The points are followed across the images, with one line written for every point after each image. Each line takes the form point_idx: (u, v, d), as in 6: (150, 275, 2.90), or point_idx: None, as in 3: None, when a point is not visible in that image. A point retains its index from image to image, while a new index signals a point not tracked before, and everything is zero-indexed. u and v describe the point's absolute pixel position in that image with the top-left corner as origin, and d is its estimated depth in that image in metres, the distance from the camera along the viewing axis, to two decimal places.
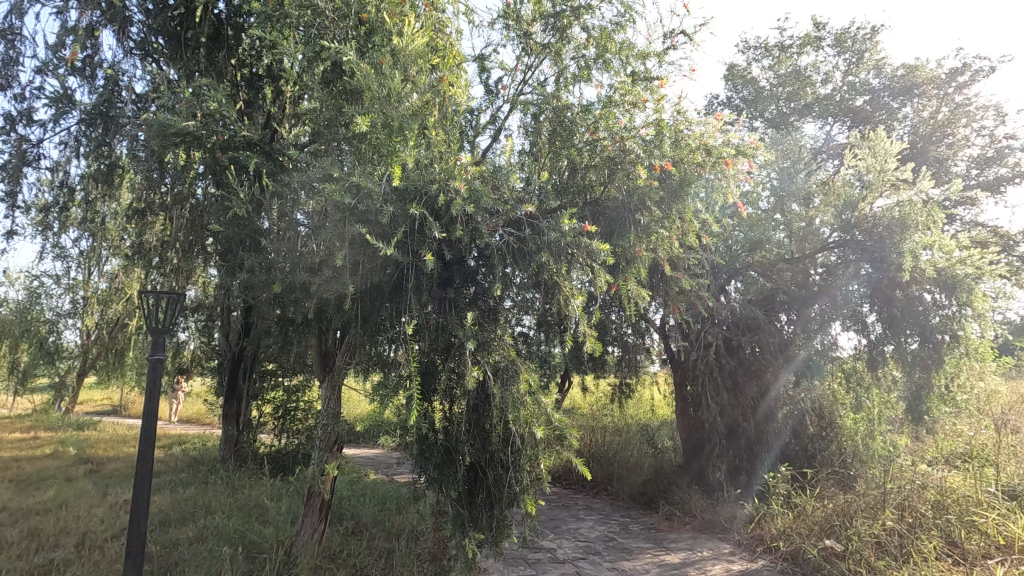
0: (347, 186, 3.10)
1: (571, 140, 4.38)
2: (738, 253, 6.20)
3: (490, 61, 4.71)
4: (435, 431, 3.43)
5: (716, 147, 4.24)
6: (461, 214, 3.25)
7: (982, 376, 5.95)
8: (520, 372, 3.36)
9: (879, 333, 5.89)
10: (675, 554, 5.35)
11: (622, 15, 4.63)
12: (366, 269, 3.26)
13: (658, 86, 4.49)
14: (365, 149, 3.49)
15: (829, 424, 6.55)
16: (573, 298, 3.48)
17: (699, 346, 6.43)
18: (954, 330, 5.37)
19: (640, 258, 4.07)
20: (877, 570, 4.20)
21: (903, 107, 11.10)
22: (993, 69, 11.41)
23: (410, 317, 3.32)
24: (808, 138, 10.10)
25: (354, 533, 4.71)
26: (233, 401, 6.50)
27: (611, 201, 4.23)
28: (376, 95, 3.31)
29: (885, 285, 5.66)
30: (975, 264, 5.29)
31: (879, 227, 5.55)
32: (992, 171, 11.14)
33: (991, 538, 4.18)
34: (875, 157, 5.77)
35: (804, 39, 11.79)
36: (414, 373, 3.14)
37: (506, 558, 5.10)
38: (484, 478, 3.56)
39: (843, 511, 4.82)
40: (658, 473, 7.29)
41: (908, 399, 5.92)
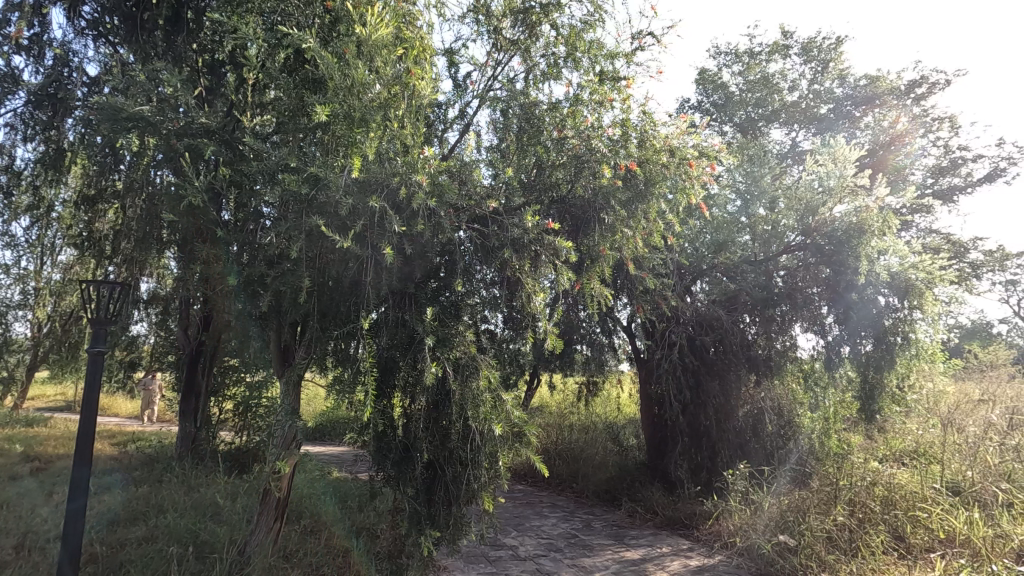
0: (306, 176, 3.05)
1: (539, 136, 4.42)
2: (704, 254, 6.23)
3: (460, 55, 4.73)
4: (393, 426, 3.44)
5: (680, 149, 4.28)
6: (423, 208, 3.23)
7: (931, 377, 6.36)
8: (480, 368, 3.37)
9: (835, 333, 6.12)
10: (635, 550, 5.41)
11: (592, 14, 4.64)
12: (322, 261, 3.24)
13: (625, 85, 4.51)
14: (326, 140, 3.39)
15: (789, 422, 6.56)
16: (534, 296, 3.52)
17: (663, 346, 6.60)
18: (905, 331, 5.68)
19: (604, 257, 4.21)
20: (828, 564, 4.35)
21: (865, 116, 11.52)
22: (948, 83, 11.88)
23: (366, 311, 3.22)
24: (774, 144, 10.36)
25: (312, 532, 4.62)
26: (192, 396, 6.41)
27: (577, 200, 4.31)
28: (338, 86, 3.25)
29: (841, 287, 5.84)
30: (925, 270, 5.65)
31: (838, 232, 5.74)
32: (947, 180, 11.59)
33: (935, 532, 4.34)
34: (834, 163, 5.99)
35: (773, 47, 12.06)
36: (369, 370, 3.12)
37: (467, 556, 5.06)
38: (443, 475, 3.52)
39: (797, 507, 4.97)
40: (623, 472, 7.39)
41: (861, 398, 6.05)
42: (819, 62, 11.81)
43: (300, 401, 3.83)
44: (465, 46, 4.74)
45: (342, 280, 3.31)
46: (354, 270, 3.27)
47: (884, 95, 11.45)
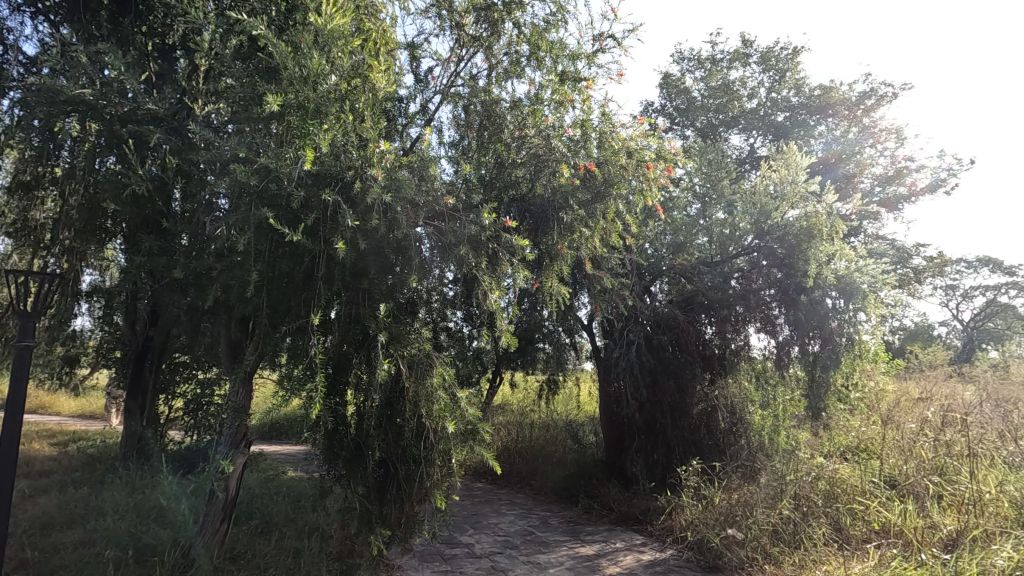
0: (256, 168, 2.97)
1: (500, 135, 4.38)
2: (663, 256, 6.45)
3: (422, 50, 4.69)
4: (345, 422, 3.41)
5: (637, 151, 4.42)
6: (378, 203, 3.13)
7: (872, 376, 6.77)
8: (434, 365, 3.39)
9: (786, 333, 6.31)
10: (589, 546, 5.48)
11: (554, 14, 4.66)
12: (270, 255, 3.16)
13: (586, 86, 4.56)
14: (278, 131, 3.27)
15: (740, 420, 6.65)
16: (490, 293, 3.52)
17: (622, 344, 6.61)
18: (849, 332, 5.96)
19: (561, 256, 4.25)
20: (773, 556, 4.54)
21: (818, 125, 11.92)
22: (895, 95, 12.44)
23: (318, 308, 3.14)
24: (733, 150, 10.66)
25: (262, 533, 4.49)
26: (138, 395, 5.93)
27: (537, 198, 4.48)
28: (292, 76, 3.19)
29: (792, 290, 6.08)
30: (871, 272, 5.88)
31: (790, 236, 5.98)
32: (893, 189, 12.14)
33: (871, 524, 4.54)
34: (788, 169, 6.27)
35: (734, 54, 12.39)
36: (320, 368, 3.05)
37: (421, 555, 5.02)
38: (395, 474, 3.52)
39: (744, 502, 5.11)
40: (581, 468, 7.47)
41: (808, 395, 6.38)
42: (777, 71, 12.21)
43: (248, 399, 3.73)
44: (428, 41, 4.70)
45: (294, 274, 3.23)
46: (308, 265, 3.22)
47: (836, 105, 11.89)
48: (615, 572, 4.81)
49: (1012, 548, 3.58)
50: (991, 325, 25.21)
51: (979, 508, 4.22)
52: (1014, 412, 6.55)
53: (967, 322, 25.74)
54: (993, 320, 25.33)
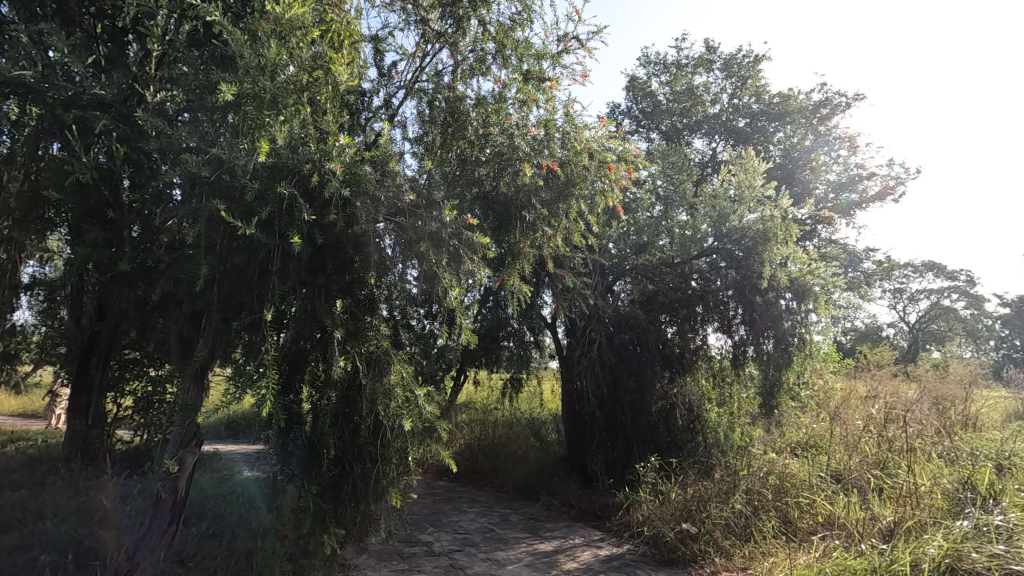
0: (207, 159, 2.86)
1: (464, 132, 4.27)
2: (627, 255, 6.64)
3: (387, 44, 4.62)
4: (300, 420, 3.39)
5: (600, 152, 4.55)
6: (337, 198, 3.12)
7: (822, 374, 7.06)
8: (392, 364, 3.41)
9: (742, 334, 6.47)
10: (548, 542, 5.53)
11: (520, 13, 4.67)
12: (223, 249, 3.08)
13: (550, 86, 4.59)
14: (234, 120, 3.15)
15: (698, 417, 6.70)
16: (450, 291, 3.51)
17: (585, 343, 6.66)
18: (801, 333, 6.28)
19: (524, 255, 4.36)
20: (724, 549, 4.72)
21: (777, 131, 12.22)
22: (849, 105, 12.95)
23: (271, 303, 3.04)
24: (695, 154, 10.90)
25: (212, 534, 4.36)
26: (82, 393, 5.67)
27: (501, 196, 4.49)
28: (248, 65, 3.05)
29: (749, 291, 6.29)
30: (822, 275, 6.19)
31: (747, 238, 6.17)
32: (846, 195, 12.63)
33: (817, 516, 4.71)
34: (747, 173, 6.42)
35: (699, 60, 12.64)
36: (271, 365, 2.97)
37: (378, 554, 4.96)
38: (351, 472, 3.55)
39: (699, 496, 5.24)
40: (542, 465, 7.55)
41: (762, 395, 6.52)
42: (739, 78, 12.52)
43: (200, 397, 3.63)
44: (392, 35, 4.64)
45: (248, 268, 3.14)
46: (263, 259, 3.13)
47: (794, 113, 12.20)
48: (572, 567, 4.86)
49: (943, 536, 3.67)
50: (934, 326, 26.56)
51: (915, 499, 4.43)
52: (950, 408, 6.93)
53: (913, 324, 27.04)
54: (936, 322, 26.70)
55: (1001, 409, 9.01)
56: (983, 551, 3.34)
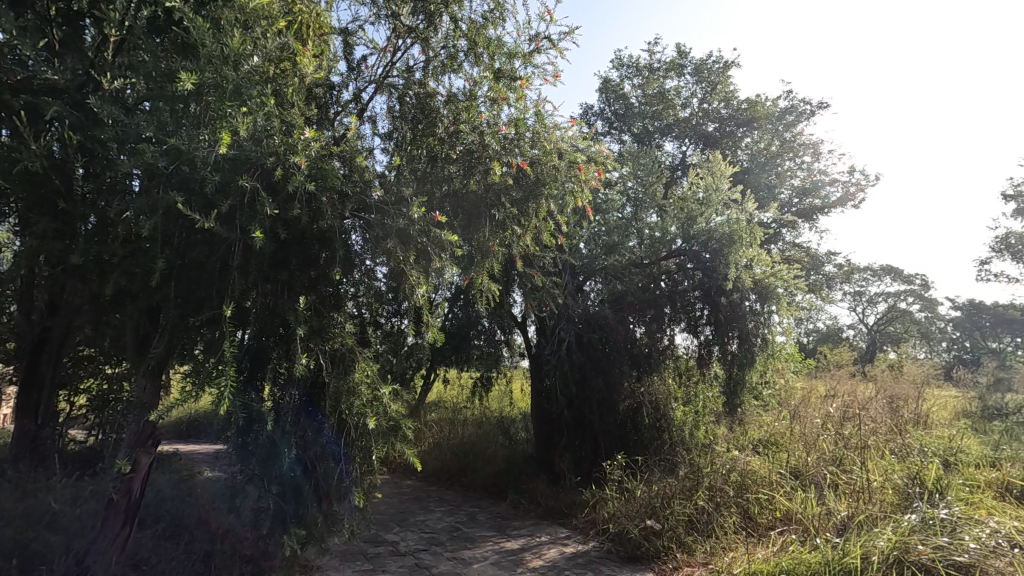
0: (165, 149, 2.77)
1: (433, 129, 4.27)
2: (597, 255, 6.66)
3: (357, 37, 4.54)
4: (261, 419, 3.34)
5: (570, 153, 4.62)
6: (301, 192, 3.06)
7: (783, 373, 7.28)
8: (358, 361, 3.38)
9: (707, 334, 6.63)
10: (514, 541, 5.54)
11: (492, 11, 4.65)
12: (181, 243, 3.01)
13: (521, 86, 4.59)
14: (194, 109, 3.03)
15: (664, 416, 6.72)
16: (418, 288, 3.46)
17: (553, 342, 6.71)
18: (763, 333, 6.51)
19: (493, 254, 4.36)
20: (687, 545, 4.82)
21: (744, 136, 12.52)
22: (813, 112, 13.36)
23: (231, 299, 2.97)
24: (666, 157, 11.07)
25: (169, 537, 4.23)
26: (35, 390, 5.21)
27: (470, 194, 4.34)
28: (210, 54, 2.97)
29: (714, 291, 6.45)
30: (783, 276, 6.46)
31: (713, 241, 6.33)
32: (809, 200, 13.02)
33: (776, 511, 4.86)
34: (714, 176, 6.60)
35: (670, 64, 12.84)
36: (231, 362, 2.91)
37: (342, 555, 4.88)
38: (313, 472, 3.58)
39: (663, 493, 5.32)
40: (510, 465, 7.51)
41: (726, 393, 6.73)
42: (709, 83, 12.76)
43: (157, 396, 3.51)
44: (363, 29, 4.56)
45: (208, 263, 3.06)
46: (224, 254, 3.07)
47: (761, 120, 12.44)
48: (538, 565, 4.89)
49: (893, 529, 3.81)
50: (891, 328, 27.55)
51: (868, 494, 4.60)
52: (902, 406, 7.22)
53: (872, 326, 27.99)
54: (892, 325, 27.73)
55: (950, 408, 9.44)
56: (929, 544, 3.49)
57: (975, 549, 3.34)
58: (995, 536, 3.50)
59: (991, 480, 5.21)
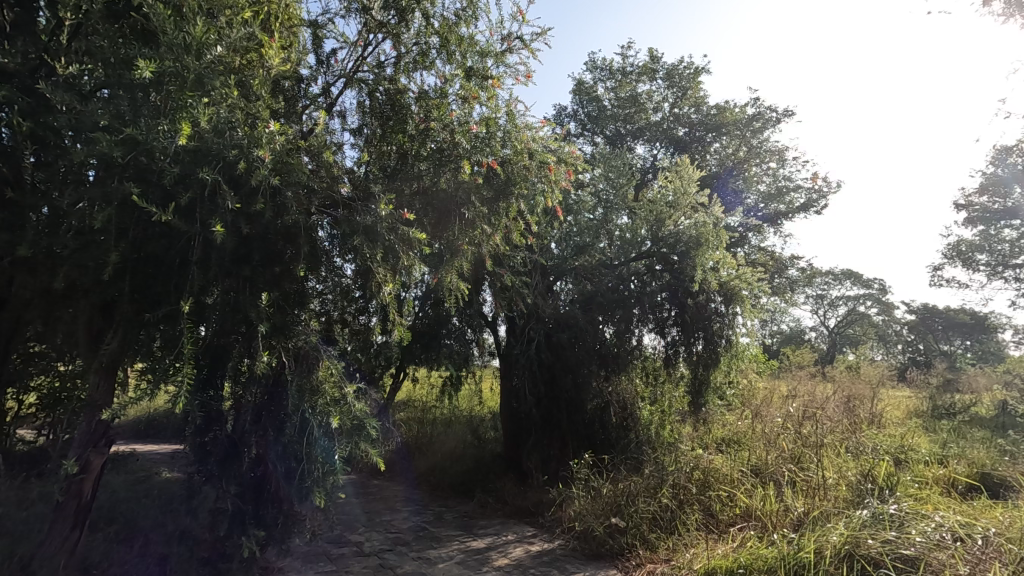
0: (121, 139, 2.68)
1: (403, 125, 4.24)
2: (568, 257, 6.74)
3: (327, 30, 4.47)
4: (222, 419, 3.45)
5: (540, 153, 4.65)
6: (266, 186, 2.99)
7: (745, 373, 7.48)
8: (321, 360, 3.37)
9: (674, 334, 6.75)
10: (480, 540, 5.53)
11: (465, 10, 4.64)
12: (138, 236, 2.91)
13: (492, 85, 4.59)
14: (154, 99, 2.94)
15: (631, 416, 6.88)
16: (384, 286, 3.46)
17: (522, 341, 6.70)
18: (727, 334, 6.70)
19: (463, 253, 4.36)
20: (650, 542, 4.90)
21: (713, 141, 12.77)
22: (779, 120, 13.72)
23: (190, 294, 2.89)
24: (637, 160, 11.22)
25: (122, 539, 4.09)
26: None
27: (439, 192, 4.29)
28: (171, 42, 2.89)
29: (681, 293, 6.62)
30: (746, 279, 6.67)
31: (680, 243, 6.47)
32: (774, 206, 13.36)
33: (736, 508, 4.98)
34: (682, 180, 6.73)
35: (643, 68, 13.01)
36: (188, 359, 2.81)
37: (304, 556, 4.80)
38: (274, 471, 3.57)
39: (628, 491, 5.40)
40: (478, 463, 7.52)
41: (691, 392, 6.87)
42: (680, 88, 12.97)
43: (111, 394, 3.40)
44: (333, 22, 4.48)
45: (166, 256, 2.99)
46: (183, 248, 2.99)
47: (729, 125, 12.69)
48: (503, 564, 4.90)
49: (845, 525, 3.95)
50: (850, 330, 28.51)
51: (823, 491, 4.75)
52: (858, 405, 7.50)
53: (832, 328, 28.90)
54: (851, 327, 28.69)
55: (902, 407, 9.84)
56: (878, 537, 3.62)
57: (920, 542, 3.48)
58: (939, 529, 3.66)
59: (938, 477, 5.45)
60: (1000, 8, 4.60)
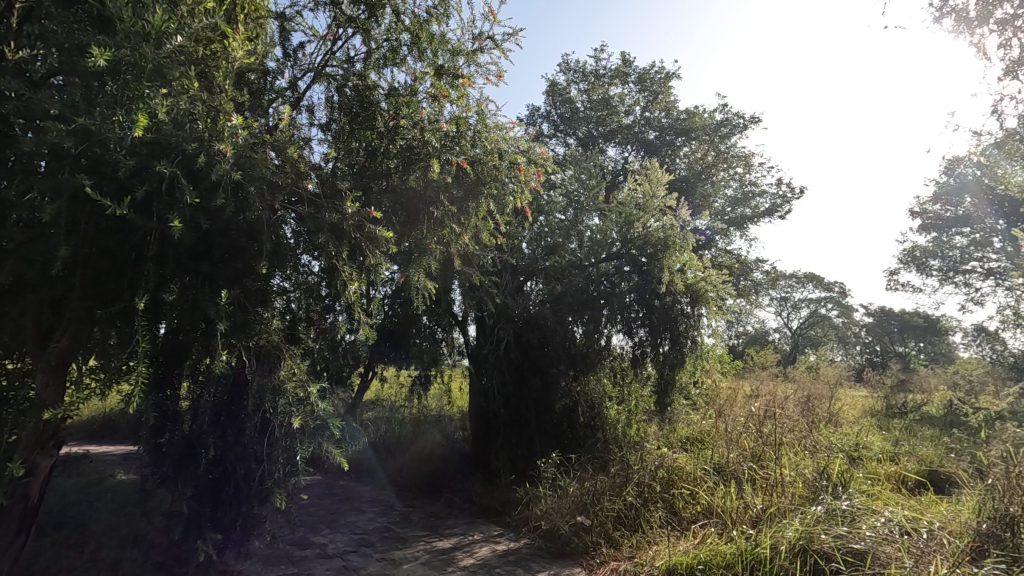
0: (73, 129, 2.57)
1: (372, 122, 4.19)
2: (538, 257, 6.78)
3: (295, 23, 4.37)
4: (178, 419, 3.30)
5: (510, 154, 4.65)
6: (227, 181, 2.92)
7: (710, 373, 7.65)
8: (283, 358, 3.35)
9: (642, 335, 6.84)
10: (447, 540, 5.53)
11: (437, 7, 4.60)
12: (90, 229, 2.80)
13: (463, 84, 4.56)
14: (110, 88, 2.83)
15: (598, 415, 6.92)
16: (350, 285, 3.43)
17: (491, 341, 6.72)
18: (692, 335, 6.83)
19: (431, 252, 4.33)
20: (614, 540, 4.97)
21: (683, 146, 12.99)
22: (746, 126, 14.07)
23: (145, 291, 2.80)
24: (608, 163, 11.35)
25: (71, 544, 3.93)
26: None
27: (408, 191, 4.27)
28: (128, 30, 2.78)
29: (649, 294, 6.68)
30: (712, 281, 6.82)
31: (649, 245, 6.59)
32: (740, 210, 13.70)
33: (698, 505, 5.10)
34: (650, 183, 6.85)
35: (615, 71, 13.17)
36: (143, 358, 2.71)
37: (266, 558, 4.71)
38: (233, 473, 3.49)
39: (594, 490, 5.46)
40: (446, 463, 7.54)
41: (657, 392, 6.99)
42: (651, 93, 13.20)
43: (60, 394, 3.26)
44: (301, 14, 4.40)
45: (121, 251, 2.89)
46: (139, 242, 2.90)
47: (699, 130, 12.93)
48: (469, 563, 4.90)
49: (800, 520, 4.07)
50: (812, 332, 29.38)
51: (781, 488, 4.90)
52: (817, 405, 7.75)
53: (795, 329, 29.73)
54: (813, 329, 29.59)
55: (858, 407, 10.21)
56: (831, 532, 3.75)
57: (870, 537, 3.62)
58: (888, 524, 3.80)
59: (889, 474, 5.68)
60: (952, 25, 4.81)
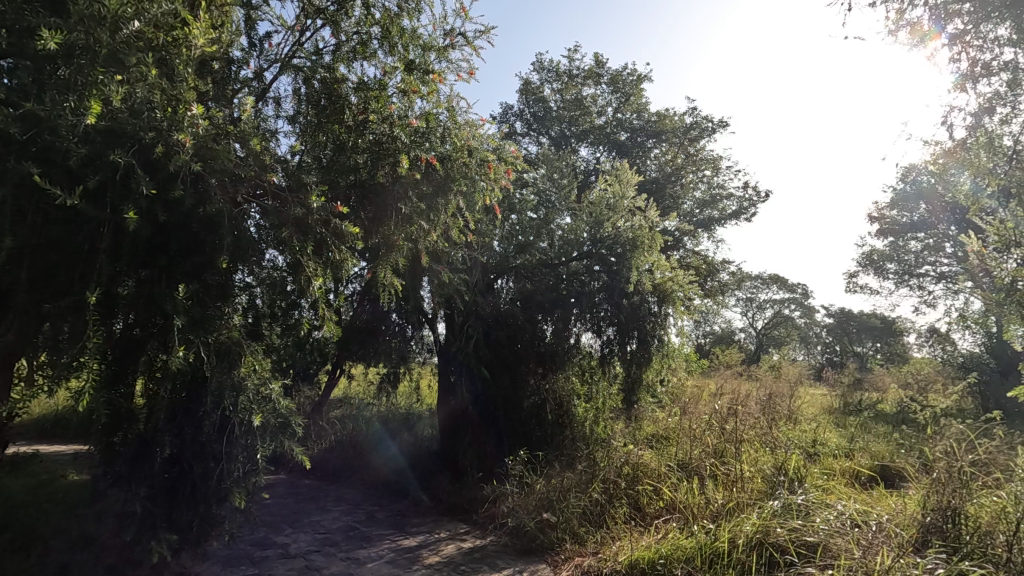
0: (22, 114, 2.47)
1: (340, 116, 4.14)
2: (509, 255, 6.78)
3: (262, 12, 4.28)
4: (132, 417, 3.18)
5: (480, 151, 4.64)
6: (186, 172, 2.85)
7: (675, 371, 7.79)
8: (243, 355, 3.27)
9: (610, 334, 6.92)
10: (412, 538, 5.51)
11: (408, 2, 4.56)
12: (38, 220, 2.69)
13: (433, 79, 4.52)
14: (63, 73, 2.73)
15: (567, 413, 6.90)
16: (314, 280, 3.38)
17: (461, 339, 6.69)
18: (659, 334, 6.96)
19: (399, 248, 4.30)
20: (579, 536, 5.01)
21: (653, 147, 13.17)
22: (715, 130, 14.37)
23: (97, 284, 2.71)
24: (580, 163, 11.45)
25: (16, 548, 3.76)
26: None
27: (376, 186, 4.22)
28: (82, 12, 2.67)
29: (617, 293, 6.77)
30: (678, 281, 6.94)
31: (618, 245, 6.68)
32: (707, 212, 13.99)
33: (662, 501, 5.18)
34: (620, 184, 6.93)
35: (588, 72, 13.28)
36: (94, 352, 2.63)
37: (225, 559, 4.60)
38: (190, 472, 3.41)
39: (560, 487, 5.51)
40: (413, 461, 7.51)
41: (624, 390, 7.09)
42: (623, 95, 13.37)
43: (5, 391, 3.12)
44: (269, 4, 4.31)
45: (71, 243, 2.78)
46: (91, 234, 2.80)
47: (669, 132, 13.15)
48: (434, 561, 4.89)
49: (758, 514, 4.19)
50: (776, 332, 30.16)
51: (740, 483, 5.03)
52: (778, 402, 7.96)
53: (760, 329, 30.46)
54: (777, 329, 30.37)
55: (817, 405, 10.53)
56: (786, 526, 3.87)
57: (824, 529, 3.74)
58: (840, 517, 3.95)
59: (844, 469, 5.88)
60: (908, 37, 5.00)
